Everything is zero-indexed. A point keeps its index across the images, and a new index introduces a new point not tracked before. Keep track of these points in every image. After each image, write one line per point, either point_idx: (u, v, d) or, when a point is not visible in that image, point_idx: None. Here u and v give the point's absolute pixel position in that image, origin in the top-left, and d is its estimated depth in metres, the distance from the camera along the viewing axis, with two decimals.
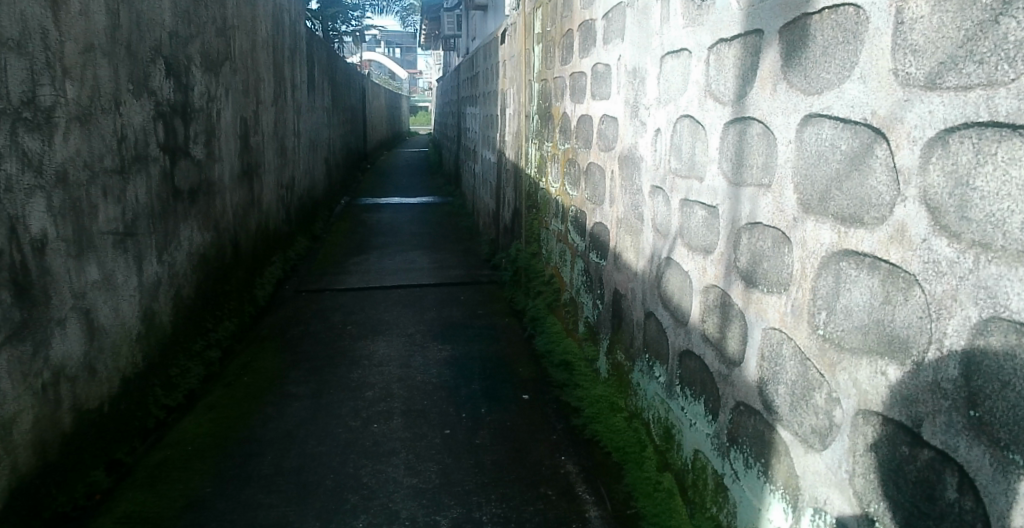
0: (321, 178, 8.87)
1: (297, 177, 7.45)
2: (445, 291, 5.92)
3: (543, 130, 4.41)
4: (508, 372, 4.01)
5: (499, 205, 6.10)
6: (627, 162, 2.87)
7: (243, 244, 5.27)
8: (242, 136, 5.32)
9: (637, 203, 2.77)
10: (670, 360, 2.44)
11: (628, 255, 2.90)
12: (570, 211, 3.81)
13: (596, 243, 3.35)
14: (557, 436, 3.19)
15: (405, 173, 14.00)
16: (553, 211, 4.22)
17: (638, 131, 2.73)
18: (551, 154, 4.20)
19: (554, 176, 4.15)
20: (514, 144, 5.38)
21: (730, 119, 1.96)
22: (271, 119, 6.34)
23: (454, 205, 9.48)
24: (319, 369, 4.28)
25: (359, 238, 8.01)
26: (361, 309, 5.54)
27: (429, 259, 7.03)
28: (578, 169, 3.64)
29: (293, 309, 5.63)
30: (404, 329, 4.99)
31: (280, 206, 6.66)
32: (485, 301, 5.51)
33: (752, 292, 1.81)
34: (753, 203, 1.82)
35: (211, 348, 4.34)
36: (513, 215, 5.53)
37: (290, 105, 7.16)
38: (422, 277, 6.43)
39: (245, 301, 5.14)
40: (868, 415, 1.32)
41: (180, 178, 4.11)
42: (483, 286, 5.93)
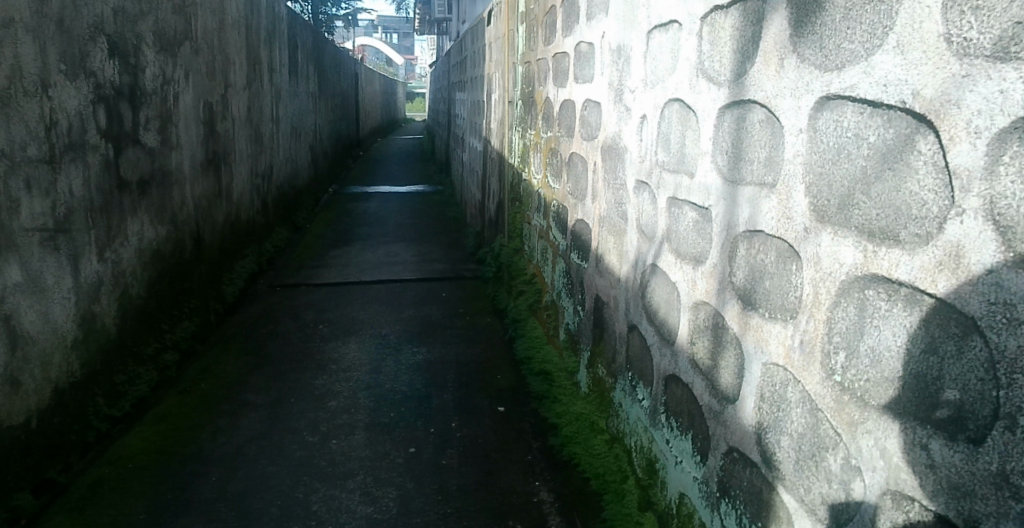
0: (306, 164, 8.44)
1: (278, 165, 6.97)
2: (426, 284, 5.54)
3: (526, 117, 4.04)
4: (484, 380, 3.68)
5: (483, 197, 5.73)
6: (610, 153, 2.53)
7: (208, 237, 4.64)
8: (208, 125, 4.76)
9: (621, 199, 2.42)
10: (655, 382, 2.11)
11: (611, 258, 2.55)
12: (551, 205, 3.46)
13: (577, 242, 3.00)
14: (532, 457, 2.87)
15: (396, 161, 13.59)
16: (535, 206, 3.87)
17: (624, 117, 2.37)
18: (532, 143, 3.83)
19: (535, 167, 3.78)
20: (498, 132, 5.00)
21: (727, 104, 1.62)
22: (248, 103, 5.83)
23: (443, 194, 9.09)
24: (283, 375, 3.84)
25: (342, 227, 7.60)
26: (336, 304, 5.14)
27: (411, 248, 6.64)
28: (559, 160, 3.28)
29: (264, 303, 5.21)
30: (378, 326, 4.62)
31: (259, 193, 6.18)
32: (468, 296, 5.14)
33: (750, 317, 1.48)
34: (753, 206, 1.49)
35: (166, 351, 3.84)
36: (496, 206, 5.15)
37: (270, 88, 6.68)
38: (403, 267, 6.03)
39: (213, 296, 4.66)
40: (900, 499, 0.99)
41: (125, 167, 3.59)
42: (466, 280, 5.57)
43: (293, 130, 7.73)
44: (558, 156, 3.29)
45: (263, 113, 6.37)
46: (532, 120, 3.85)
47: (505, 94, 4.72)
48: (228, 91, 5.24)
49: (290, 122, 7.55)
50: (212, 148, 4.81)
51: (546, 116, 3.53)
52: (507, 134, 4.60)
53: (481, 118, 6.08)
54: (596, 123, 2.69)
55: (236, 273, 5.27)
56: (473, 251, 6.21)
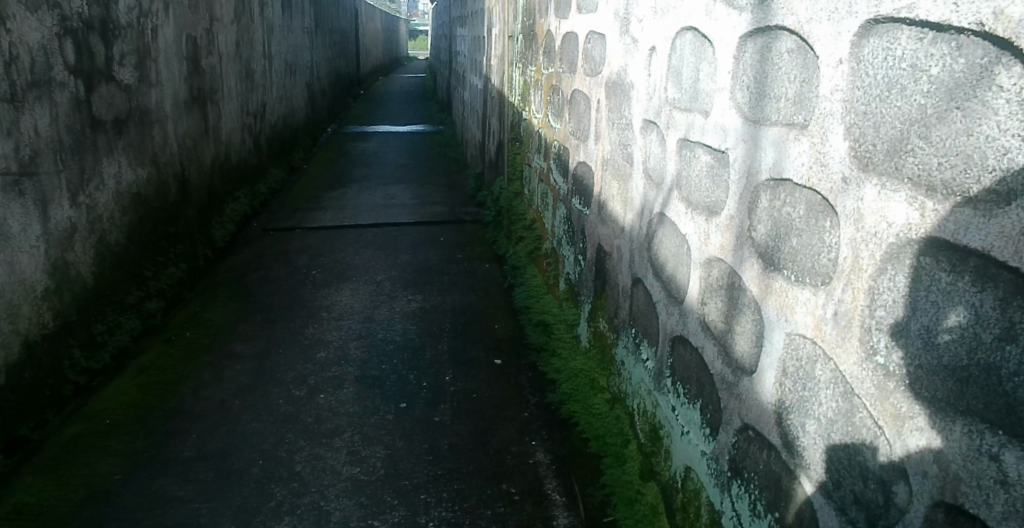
0: (303, 102, 8.09)
1: (274, 102, 6.60)
2: (425, 226, 5.31)
3: (527, 51, 3.74)
4: (481, 330, 3.52)
5: (484, 137, 5.45)
6: (615, 90, 2.27)
7: (196, 180, 4.36)
8: (194, 59, 4.32)
9: (627, 140, 2.18)
10: (661, 343, 1.93)
11: (614, 206, 2.33)
12: (552, 147, 3.21)
13: (578, 186, 2.77)
14: (529, 413, 2.73)
15: (397, 99, 13.15)
16: (534, 147, 3.62)
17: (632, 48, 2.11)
18: (533, 79, 3.55)
19: (535, 105, 3.51)
20: (498, 67, 4.69)
21: (749, 30, 1.38)
22: (240, 35, 5.39)
23: (444, 133, 8.76)
24: (270, 323, 3.69)
25: (339, 167, 7.33)
26: (331, 248, 4.92)
27: (409, 189, 6.39)
28: (560, 98, 3.03)
29: (257, 245, 5.00)
30: (373, 271, 4.41)
31: (254, 130, 5.84)
32: (467, 240, 4.92)
33: (772, 280, 1.29)
34: (779, 150, 1.27)
35: (151, 299, 3.70)
36: (496, 146, 4.87)
37: (266, 19, 6.25)
38: (401, 209, 5.79)
39: (203, 239, 4.44)
40: (955, 512, 0.86)
41: (98, 106, 3.23)
42: (463, 222, 5.35)
43: (289, 65, 7.35)
44: (559, 94, 3.03)
45: (259, 45, 5.97)
46: (533, 54, 3.56)
47: (505, 27, 4.39)
48: (219, 21, 4.80)
49: (286, 57, 7.17)
50: (198, 84, 4.39)
51: (547, 48, 3.25)
52: (507, 69, 4.30)
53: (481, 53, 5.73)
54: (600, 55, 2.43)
55: (227, 214, 5.02)
56: (473, 193, 5.95)
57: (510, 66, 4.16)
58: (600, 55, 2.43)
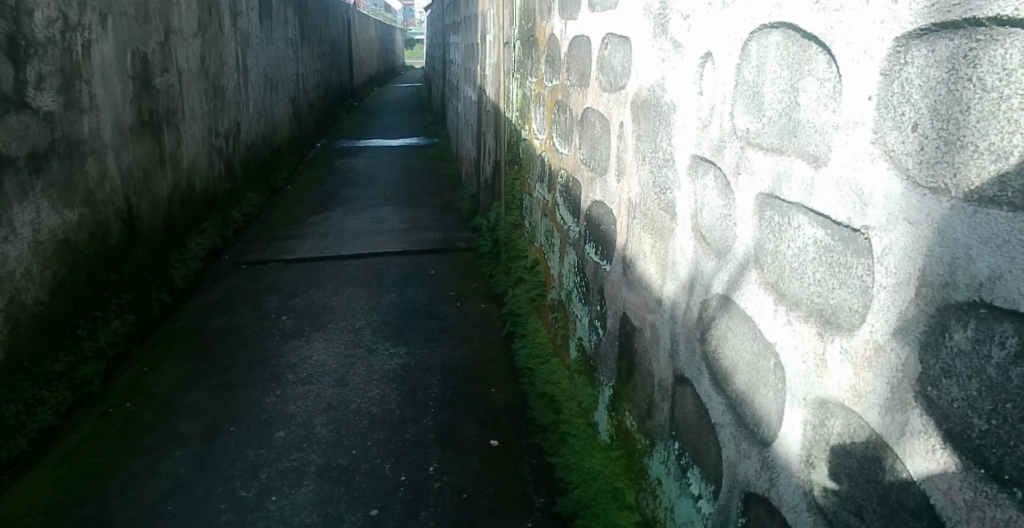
0: (286, 117, 7.46)
1: (251, 119, 5.97)
2: (414, 256, 4.68)
3: (526, 60, 3.12)
4: (475, 393, 2.87)
5: (479, 156, 4.81)
6: (650, 112, 1.64)
7: (151, 216, 3.70)
8: (143, 76, 3.63)
9: (666, 182, 1.55)
10: (727, 483, 1.31)
11: (646, 268, 1.69)
12: (559, 177, 2.52)
13: (593, 230, 2.12)
14: (535, 525, 2.10)
15: (390, 111, 12.53)
16: (535, 173, 2.98)
17: (678, 54, 1.48)
18: (535, 94, 2.92)
19: (537, 123, 2.88)
20: (493, 78, 4.07)
21: (923, 27, 0.77)
22: (208, 47, 4.75)
23: (439, 148, 8.15)
24: (224, 390, 3.00)
25: (324, 188, 6.69)
26: (306, 285, 4.24)
27: (397, 211, 5.78)
28: (567, 117, 2.40)
29: (224, 283, 4.33)
30: (352, 315, 3.73)
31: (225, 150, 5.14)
32: (460, 273, 4.28)
33: (998, 507, 0.69)
34: (1008, 259, 0.67)
35: (84, 364, 2.98)
36: (492, 167, 4.25)
37: (240, 28, 5.61)
38: (388, 236, 5.16)
39: (157, 278, 3.76)
40: None
41: (4, 139, 2.50)
42: (454, 251, 4.73)
43: (269, 78, 6.72)
44: (567, 112, 2.40)
45: (231, 57, 5.33)
46: (534, 63, 2.93)
47: (501, 32, 3.77)
48: (178, 32, 4.16)
49: (264, 69, 6.54)
50: (150, 105, 3.71)
51: (551, 54, 2.62)
52: (503, 81, 3.68)
53: (475, 62, 5.13)
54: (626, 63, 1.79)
55: (191, 249, 4.32)
56: (468, 216, 5.32)
57: (508, 78, 3.53)
58: (624, 63, 1.80)
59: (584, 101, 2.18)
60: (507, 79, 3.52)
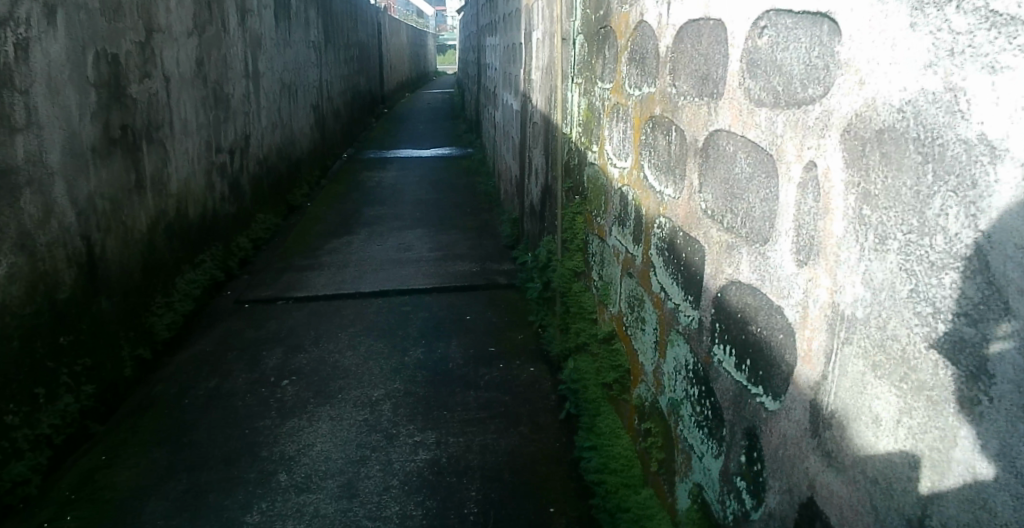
0: (308, 127, 6.76)
1: (265, 130, 5.27)
2: (446, 295, 3.89)
3: (595, 60, 2.32)
4: (529, 514, 2.07)
5: (523, 175, 4.03)
6: (896, 149, 0.84)
7: (123, 255, 3.00)
8: (114, 85, 2.95)
9: (954, 300, 0.76)
10: None
11: (881, 442, 0.88)
12: (655, 226, 1.73)
13: (731, 324, 1.29)
14: None
15: (421, 118, 11.80)
16: (607, 211, 2.17)
17: (1013, 40, 0.67)
18: (609, 105, 2.13)
19: (613, 146, 2.08)
20: (543, 83, 3.27)
21: None
22: (207, 51, 4.07)
23: (474, 159, 7.37)
24: (195, 497, 2.26)
25: (347, 206, 5.96)
26: (317, 333, 3.48)
27: (426, 235, 5.01)
28: (676, 142, 1.59)
29: (221, 330, 3.61)
30: (368, 379, 2.94)
31: (230, 168, 4.45)
32: (503, 319, 3.48)
33: None
34: None
35: (15, 461, 2.27)
36: (541, 190, 3.45)
37: (250, 29, 4.94)
38: (415, 267, 4.39)
39: (131, 331, 3.06)
40: None
41: None
42: (493, 289, 3.93)
43: (287, 84, 6.03)
44: (676, 134, 1.59)
45: (240, 62, 4.65)
46: (609, 64, 2.13)
47: (554, 26, 2.99)
48: (165, 31, 3.48)
49: (281, 74, 5.85)
50: (123, 119, 3.02)
51: (643, 48, 1.82)
52: (558, 87, 2.90)
53: (517, 64, 4.36)
54: (828, 56, 0.98)
55: (183, 288, 3.62)
56: (509, 243, 4.54)
57: (564, 81, 2.74)
58: (822, 56, 0.99)
59: (717, 118, 1.37)
60: (564, 85, 2.73)
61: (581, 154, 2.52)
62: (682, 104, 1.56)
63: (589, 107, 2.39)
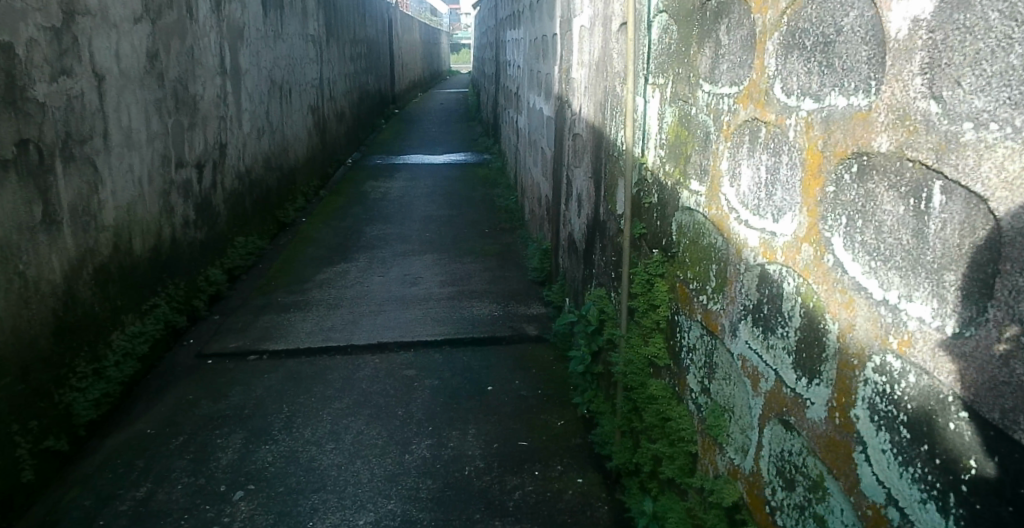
0: (305, 132, 5.93)
1: (251, 137, 4.44)
2: (461, 350, 3.04)
3: (695, 50, 1.48)
4: None
5: (559, 199, 3.17)
6: None
7: (20, 317, 2.20)
8: (6, 85, 2.16)
9: None
10: None
11: None
12: (868, 364, 0.90)
13: None
14: None
15: (433, 119, 10.94)
16: (723, 293, 1.33)
17: None
18: (729, 121, 1.30)
19: (741, 191, 1.25)
20: (593, 85, 2.43)
21: None
22: (166, 42, 3.25)
23: (492, 168, 6.51)
24: None
25: (345, 222, 5.12)
26: (290, 407, 2.65)
27: (436, 261, 4.15)
28: (959, 220, 0.75)
29: (170, 401, 2.80)
30: (353, 495, 2.11)
31: (201, 187, 3.64)
32: (536, 393, 2.62)
33: None
34: None
35: None
36: (587, 224, 2.59)
37: (230, 18, 4.13)
38: (423, 303, 3.51)
39: (36, 418, 2.26)
40: None
41: None
42: (520, 343, 3.07)
43: (280, 83, 5.20)
44: (963, 202, 0.74)
45: (218, 56, 3.85)
46: (731, 56, 1.29)
47: (611, 6, 2.15)
48: (99, 15, 2.68)
49: (272, 70, 5.02)
50: (21, 132, 2.22)
51: (836, 24, 0.96)
52: (619, 90, 2.05)
53: (550, 59, 3.50)
54: None
55: (123, 346, 2.80)
56: (537, 276, 3.68)
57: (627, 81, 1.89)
58: None
59: None
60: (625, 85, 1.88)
61: (665, 192, 1.67)
62: (981, 141, 0.71)
63: (684, 124, 1.55)
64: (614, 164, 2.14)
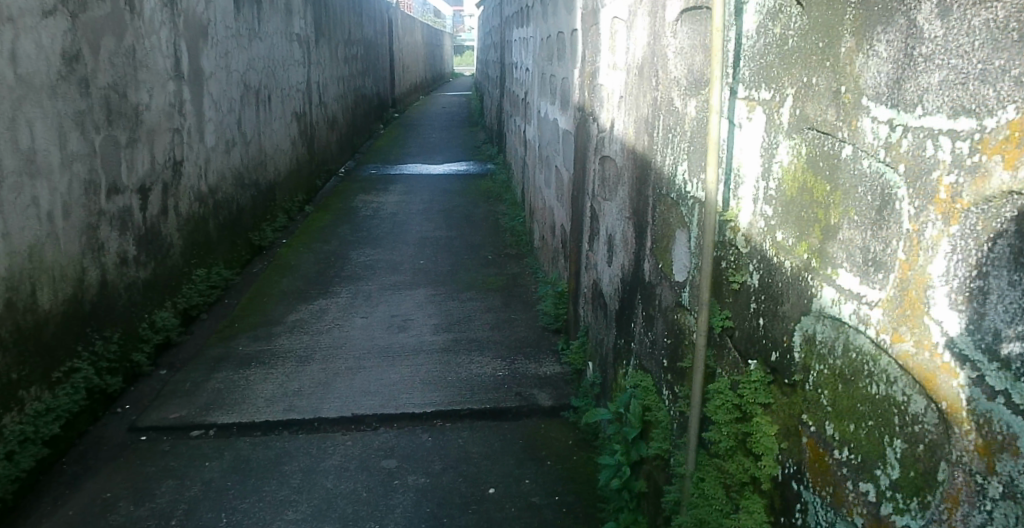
0: (291, 141, 5.27)
1: (219, 151, 3.78)
2: (457, 427, 2.38)
3: (850, 46, 0.88)
4: None
5: (580, 235, 2.53)
6: None
7: None
8: None
9: None
10: None
11: None
12: None
13: None
14: None
15: (434, 124, 10.30)
16: (930, 509, 0.74)
17: None
18: (948, 183, 0.70)
19: (993, 328, 0.65)
20: (633, 94, 1.79)
21: None
22: (95, 39, 2.56)
23: (497, 182, 5.87)
24: None
25: (329, 244, 4.46)
26: (229, 515, 1.98)
27: (429, 295, 3.49)
28: None
29: (81, 501, 2.09)
30: None
31: (146, 221, 2.95)
32: (552, 501, 1.98)
33: None
34: None
35: None
36: (620, 278, 1.96)
37: (194, 13, 3.45)
38: (411, 354, 2.86)
39: None
40: None
41: None
42: (530, 417, 2.41)
43: (262, 87, 4.53)
44: None
45: (174, 57, 3.23)
46: (953, 58, 0.70)
47: None
48: None
49: (252, 73, 4.34)
50: None
51: None
52: (689, 103, 1.39)
53: (568, 59, 2.85)
54: None
55: (22, 429, 2.11)
56: (549, 322, 3.02)
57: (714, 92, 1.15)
58: None
59: None
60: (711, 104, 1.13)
61: (784, 278, 1.01)
62: None
63: (835, 174, 0.90)
64: (674, 210, 1.49)
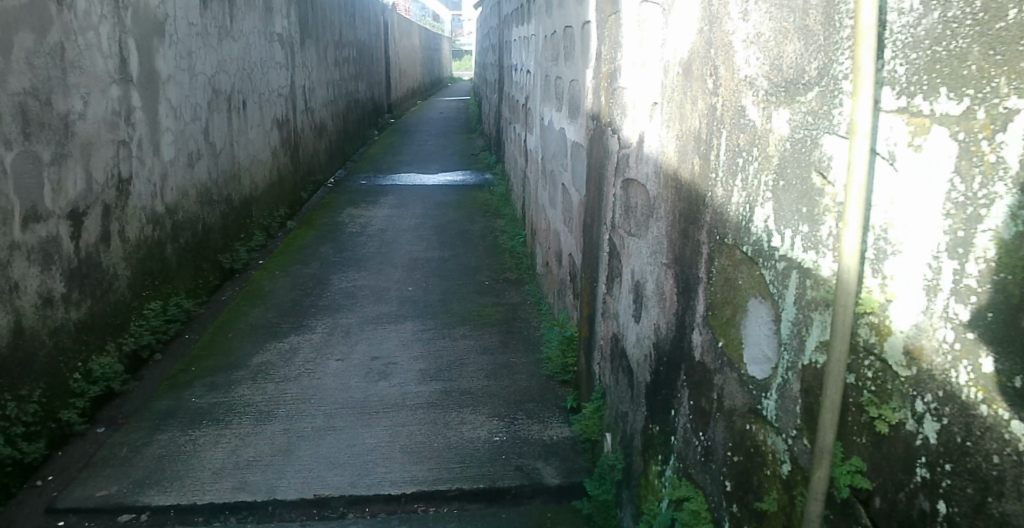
0: (272, 152, 4.81)
1: (182, 166, 3.30)
2: (444, 515, 1.91)
3: None
4: None
5: (593, 272, 2.07)
6: None
7: None
8: None
9: None
10: None
11: None
12: None
13: None
14: None
15: (431, 130, 9.84)
16: None
17: None
18: None
19: None
20: (677, 101, 1.32)
21: None
22: (5, 35, 2.07)
23: (495, 195, 5.41)
24: None
25: (310, 266, 4.00)
26: None
27: (416, 331, 3.03)
28: None
29: None
30: None
31: (79, 254, 2.44)
32: None
33: None
34: None
35: None
36: (654, 343, 1.49)
37: (146, 6, 2.94)
38: (392, 411, 2.39)
39: None
40: None
41: None
42: (533, 500, 1.95)
43: (235, 92, 4.06)
44: None
45: (120, 56, 2.72)
46: None
47: None
48: None
49: (223, 76, 3.87)
50: None
51: None
52: (777, 116, 0.95)
53: (577, 59, 2.39)
54: None
55: None
56: (553, 371, 2.54)
57: (857, 103, 0.69)
58: None
59: None
60: (858, 124, 0.68)
61: (1015, 457, 0.55)
62: None
63: None
64: (749, 272, 1.03)
